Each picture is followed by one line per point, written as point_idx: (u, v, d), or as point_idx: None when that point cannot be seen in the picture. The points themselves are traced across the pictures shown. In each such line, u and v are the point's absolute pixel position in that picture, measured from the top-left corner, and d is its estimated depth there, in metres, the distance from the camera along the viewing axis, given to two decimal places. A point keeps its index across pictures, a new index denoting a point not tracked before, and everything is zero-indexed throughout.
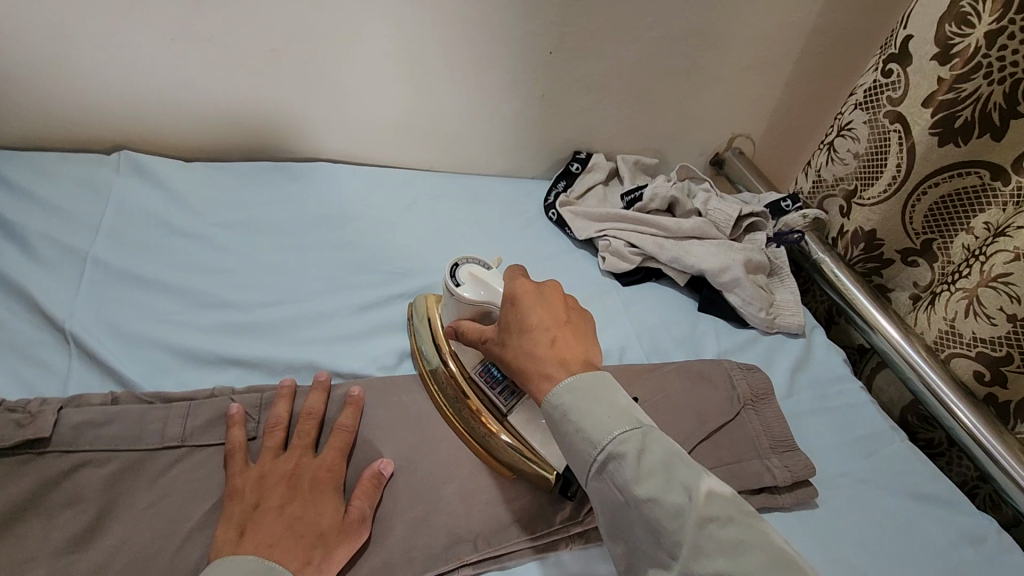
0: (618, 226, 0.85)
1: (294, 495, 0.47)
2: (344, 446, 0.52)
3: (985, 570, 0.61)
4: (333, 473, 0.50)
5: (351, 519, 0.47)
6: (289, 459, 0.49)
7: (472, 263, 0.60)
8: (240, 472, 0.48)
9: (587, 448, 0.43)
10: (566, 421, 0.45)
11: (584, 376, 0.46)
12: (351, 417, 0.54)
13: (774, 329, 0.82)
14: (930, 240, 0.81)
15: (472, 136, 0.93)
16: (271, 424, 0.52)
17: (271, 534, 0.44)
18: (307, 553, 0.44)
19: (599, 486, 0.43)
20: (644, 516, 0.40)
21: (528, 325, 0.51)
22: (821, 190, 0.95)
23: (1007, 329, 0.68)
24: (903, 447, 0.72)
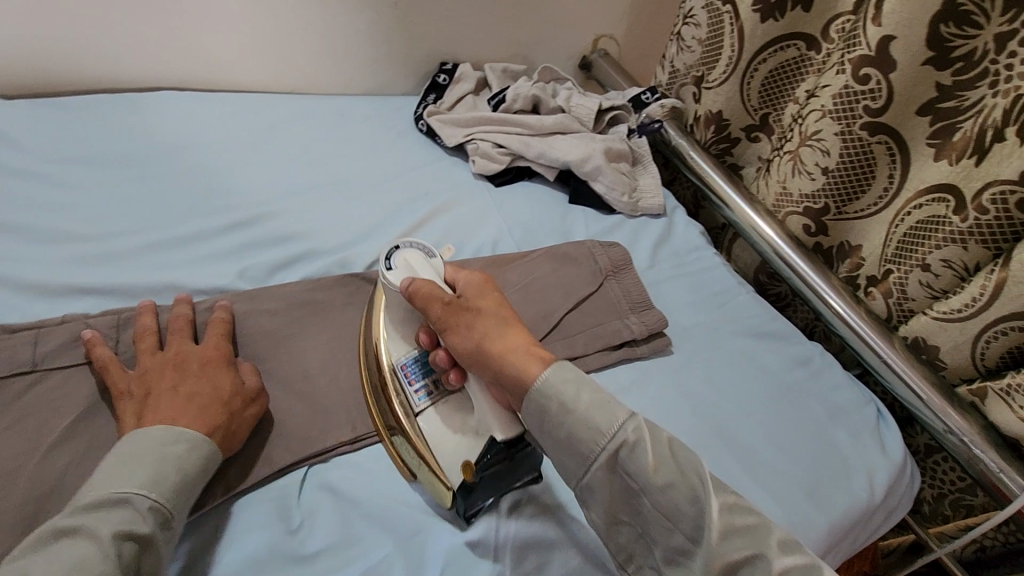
0: (484, 129, 0.88)
1: (182, 375, 0.51)
2: (222, 334, 0.56)
3: (807, 384, 0.73)
4: (219, 353, 0.54)
5: (247, 390, 0.52)
6: (171, 349, 0.53)
7: (409, 249, 0.60)
8: (122, 377, 0.50)
9: (595, 439, 0.45)
10: (564, 415, 0.46)
11: (561, 370, 0.48)
12: (223, 314, 0.58)
13: (638, 212, 0.89)
14: (767, 114, 0.89)
15: (331, 52, 0.91)
16: (141, 331, 0.54)
17: (173, 409, 0.48)
18: (213, 425, 0.48)
19: (606, 481, 0.45)
20: (654, 503, 0.43)
21: (496, 321, 0.53)
22: (676, 80, 1.01)
23: (823, 182, 0.78)
24: (749, 298, 0.82)
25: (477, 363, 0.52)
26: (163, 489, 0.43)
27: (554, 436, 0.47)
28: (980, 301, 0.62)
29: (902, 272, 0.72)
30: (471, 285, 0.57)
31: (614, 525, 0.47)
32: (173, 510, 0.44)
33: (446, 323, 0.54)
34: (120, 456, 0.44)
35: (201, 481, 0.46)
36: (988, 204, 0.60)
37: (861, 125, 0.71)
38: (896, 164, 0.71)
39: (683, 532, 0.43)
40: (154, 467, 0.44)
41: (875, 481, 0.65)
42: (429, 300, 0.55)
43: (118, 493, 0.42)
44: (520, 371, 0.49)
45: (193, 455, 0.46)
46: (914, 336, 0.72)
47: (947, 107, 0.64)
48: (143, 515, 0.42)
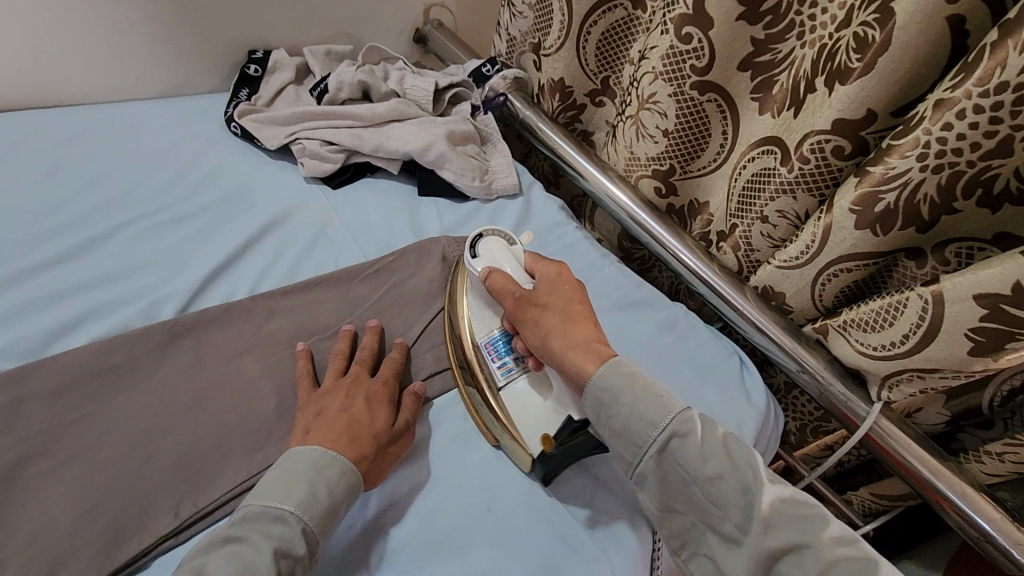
0: (310, 125, 0.78)
1: (349, 404, 0.52)
2: (395, 370, 0.57)
3: (677, 347, 0.74)
4: (384, 388, 0.55)
5: (398, 428, 0.53)
6: (348, 378, 0.55)
7: (495, 236, 0.63)
8: (309, 394, 0.53)
9: (648, 431, 0.48)
10: (616, 405, 0.50)
11: (617, 370, 0.51)
12: (401, 351, 0.60)
13: (492, 195, 0.84)
14: (606, 77, 0.88)
15: (102, 51, 0.76)
16: (335, 354, 0.57)
17: (332, 433, 0.49)
18: (361, 454, 0.49)
19: (655, 472, 0.48)
20: (704, 493, 0.46)
21: (566, 314, 0.57)
22: (515, 49, 0.96)
23: (665, 143, 0.77)
24: (614, 268, 0.81)
25: (545, 353, 0.55)
26: (315, 509, 0.45)
27: (608, 424, 0.50)
28: (814, 247, 0.64)
29: (745, 225, 0.73)
30: (551, 276, 0.60)
31: (668, 513, 0.50)
32: (323, 532, 0.45)
33: (516, 312, 0.57)
34: (282, 474, 0.46)
35: (349, 504, 0.47)
36: (809, 153, 0.62)
37: (691, 85, 0.71)
38: (727, 120, 0.72)
39: (734, 523, 0.45)
40: (307, 487, 0.45)
41: (745, 431, 0.67)
42: (503, 291, 0.58)
43: (275, 510, 0.44)
44: (579, 365, 0.53)
45: (343, 480, 0.47)
46: (762, 286, 0.75)
47: (763, 61, 0.66)
48: (297, 534, 0.43)
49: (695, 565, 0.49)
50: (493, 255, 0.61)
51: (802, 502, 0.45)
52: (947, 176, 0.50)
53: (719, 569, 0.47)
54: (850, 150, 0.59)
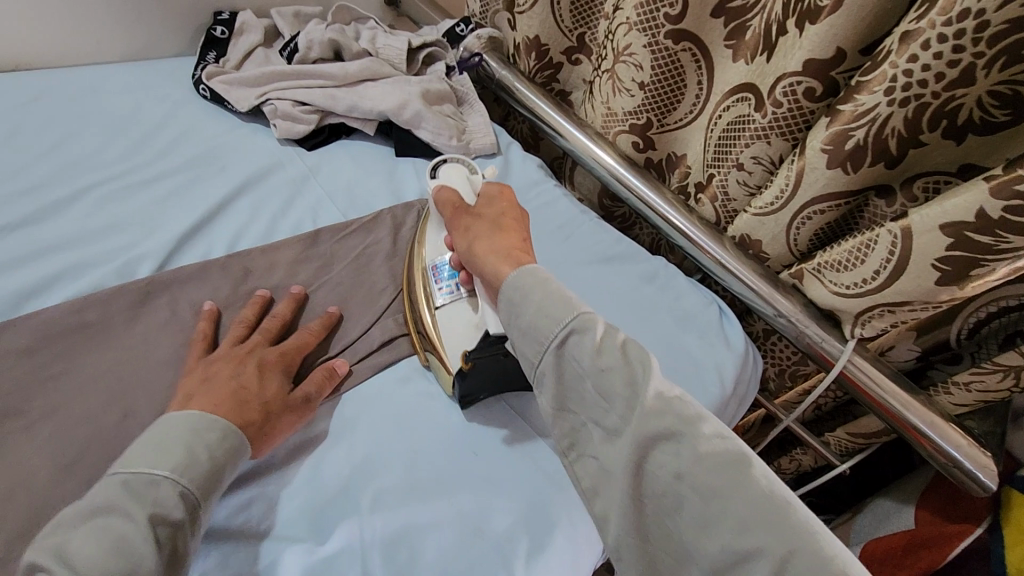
0: (281, 86, 0.76)
1: (243, 369, 0.50)
2: (302, 344, 0.55)
3: (657, 297, 0.75)
4: (283, 359, 0.53)
5: (295, 399, 0.51)
6: (245, 346, 0.52)
7: (454, 164, 0.66)
8: (200, 357, 0.51)
9: (549, 327, 0.47)
10: (524, 306, 0.49)
11: (529, 273, 0.50)
12: (320, 324, 0.58)
13: (471, 155, 0.83)
14: (582, 34, 0.87)
15: (59, 12, 0.73)
16: (237, 322, 0.55)
17: (215, 398, 0.47)
18: (248, 419, 0.47)
19: (552, 369, 0.47)
20: (595, 387, 0.44)
21: (493, 230, 0.57)
22: (489, 8, 0.95)
23: (641, 96, 0.77)
24: (593, 224, 0.81)
25: (472, 261, 0.56)
26: (195, 471, 0.42)
27: (515, 326, 0.49)
28: (788, 191, 0.65)
29: (722, 175, 0.74)
30: (494, 199, 0.61)
31: (562, 414, 0.47)
32: (206, 495, 0.42)
33: (453, 223, 0.60)
34: (154, 439, 0.43)
35: (233, 470, 0.45)
36: (781, 97, 0.63)
37: (665, 34, 0.70)
38: (702, 69, 0.73)
39: (619, 414, 0.43)
40: (186, 448, 0.43)
41: (726, 376, 0.69)
42: (448, 204, 0.61)
43: (149, 475, 0.41)
44: (495, 272, 0.53)
45: (226, 441, 0.44)
46: (740, 235, 0.76)
47: (736, 7, 0.66)
48: (175, 499, 0.40)
49: (581, 466, 0.46)
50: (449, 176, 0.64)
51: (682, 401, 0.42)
52: (914, 109, 0.51)
53: (602, 463, 0.44)
54: (821, 91, 0.60)
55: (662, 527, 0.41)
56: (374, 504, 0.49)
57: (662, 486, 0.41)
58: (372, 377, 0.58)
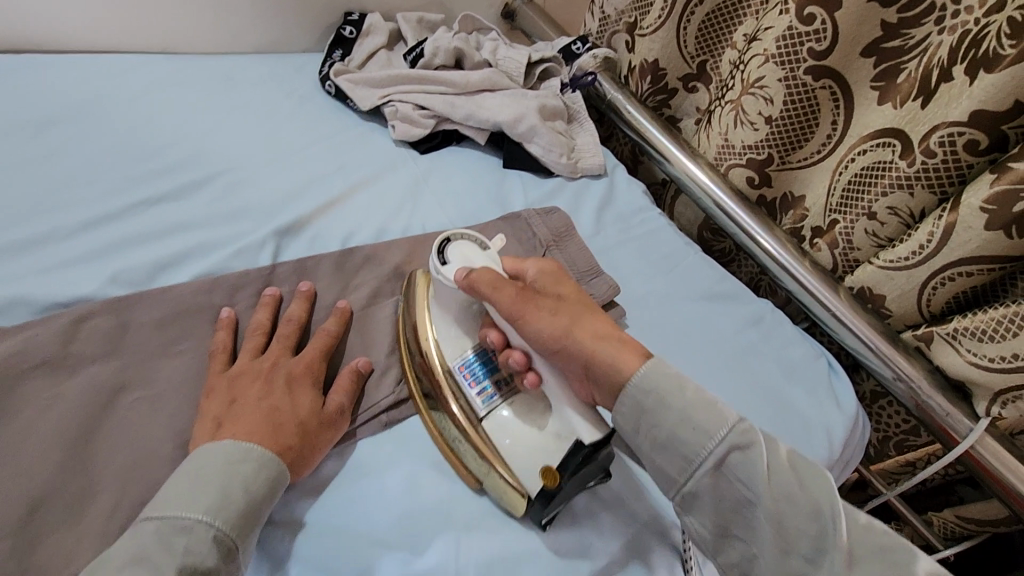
0: (403, 88, 0.78)
1: (271, 391, 0.46)
2: (325, 348, 0.51)
3: (761, 343, 0.71)
4: (309, 371, 0.49)
5: (329, 412, 0.47)
6: (266, 359, 0.48)
7: (461, 239, 0.54)
8: (219, 371, 0.47)
9: (700, 442, 0.43)
10: (665, 419, 0.45)
11: (651, 376, 0.46)
12: (334, 323, 0.53)
13: (577, 174, 0.82)
14: (704, 62, 0.85)
15: (210, 1, 0.77)
16: (252, 330, 0.51)
17: (249, 425, 0.43)
18: (285, 443, 0.43)
19: (709, 490, 0.43)
20: (720, 476, 0.43)
21: (580, 302, 0.53)
22: (608, 28, 0.94)
23: (766, 131, 0.74)
24: (696, 257, 0.78)
25: (563, 348, 0.49)
26: (230, 512, 0.39)
27: (649, 435, 0.45)
28: (929, 247, 0.61)
29: (848, 221, 0.70)
30: (535, 278, 0.55)
31: (687, 497, 0.44)
32: (241, 538, 0.39)
33: (519, 312, 0.49)
34: (189, 475, 0.40)
35: (269, 506, 0.41)
36: (935, 147, 0.58)
37: (806, 70, 0.67)
38: (839, 109, 0.69)
39: (746, 499, 0.42)
40: (220, 489, 0.39)
41: (834, 439, 0.64)
42: (494, 287, 0.50)
43: (181, 519, 0.38)
44: (623, 367, 0.47)
45: (261, 473, 0.41)
46: (859, 287, 0.71)
47: (892, 47, 0.62)
48: (210, 545, 0.37)
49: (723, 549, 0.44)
50: (459, 263, 0.52)
51: (882, 532, 0.40)
52: None
53: (734, 535, 0.43)
54: (986, 145, 0.56)
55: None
56: (467, 520, 0.47)
57: (796, 524, 0.40)
58: None
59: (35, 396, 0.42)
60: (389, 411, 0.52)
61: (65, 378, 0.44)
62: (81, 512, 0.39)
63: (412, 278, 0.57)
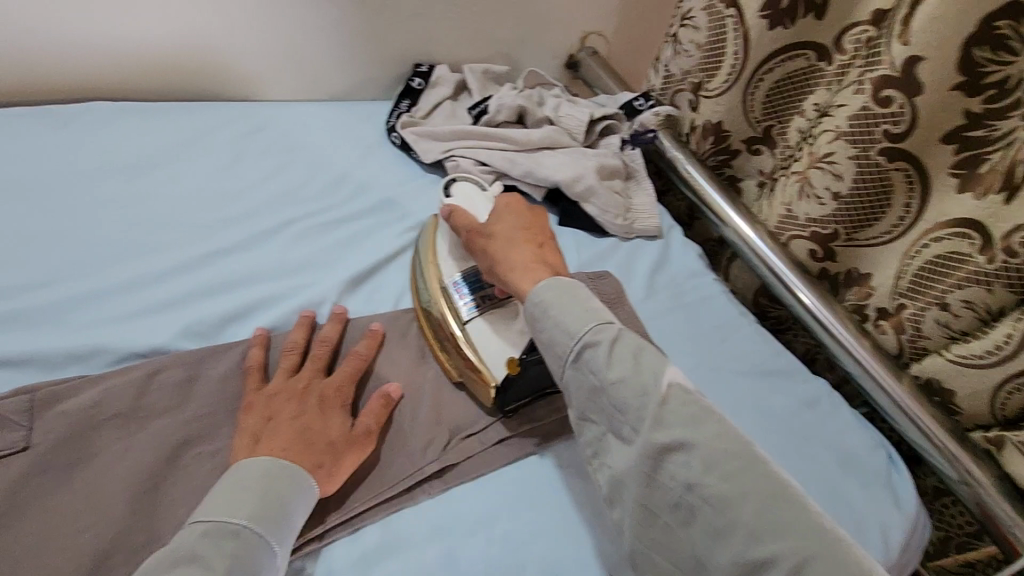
0: (466, 143, 0.79)
1: (304, 409, 0.48)
2: (357, 371, 0.53)
3: (817, 428, 0.68)
4: (340, 392, 0.51)
5: (356, 432, 0.49)
6: (301, 379, 0.51)
7: (463, 181, 0.67)
8: (256, 390, 0.50)
9: (565, 340, 0.49)
10: (545, 318, 0.51)
11: (548, 287, 0.52)
12: (367, 347, 0.56)
13: (632, 235, 0.82)
14: (769, 127, 0.82)
15: (290, 53, 0.82)
16: (289, 348, 0.53)
17: (281, 440, 0.45)
18: (314, 462, 0.46)
19: (573, 381, 0.49)
20: (611, 401, 0.46)
21: (511, 226, 0.59)
22: (671, 86, 0.93)
23: (833, 206, 0.72)
24: (750, 329, 0.76)
25: (488, 264, 0.57)
26: (269, 519, 0.41)
27: (538, 331, 0.51)
28: (1007, 348, 0.58)
29: (918, 308, 0.67)
30: (505, 202, 0.61)
31: (583, 421, 0.48)
32: (278, 540, 0.41)
33: (467, 235, 0.59)
34: (227, 484, 0.42)
35: (302, 511, 0.43)
36: (1018, 246, 0.56)
37: (879, 151, 0.65)
38: (914, 192, 0.65)
39: (630, 423, 0.45)
40: (260, 496, 0.41)
41: (891, 539, 0.60)
42: (461, 221, 0.60)
43: (227, 524, 0.40)
44: (519, 282, 0.54)
45: (295, 486, 0.43)
46: (926, 377, 0.67)
47: (975, 136, 0.59)
48: (252, 548, 0.39)
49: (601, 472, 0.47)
50: (458, 196, 0.65)
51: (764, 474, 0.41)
52: None
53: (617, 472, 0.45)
54: None
55: (667, 507, 0.42)
56: None
57: (672, 470, 0.42)
58: (516, 462, 0.55)
59: (107, 448, 0.45)
60: (432, 480, 0.52)
61: (137, 431, 0.46)
62: None
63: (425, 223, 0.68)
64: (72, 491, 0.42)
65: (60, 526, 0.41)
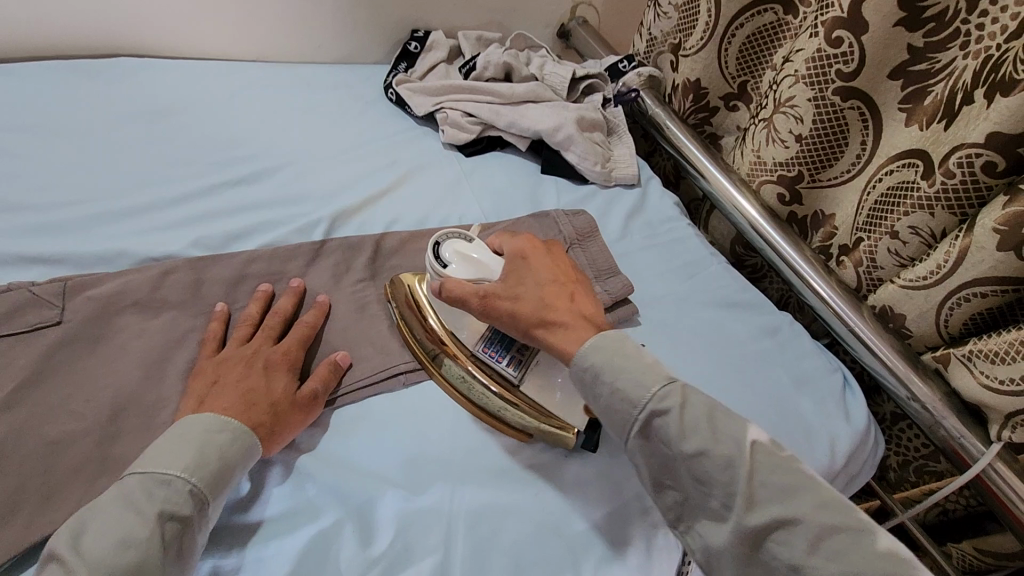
0: (456, 98, 0.86)
1: (249, 372, 0.51)
2: (304, 337, 0.55)
3: (776, 353, 0.72)
4: (286, 360, 0.53)
5: (301, 396, 0.51)
6: (250, 345, 0.53)
7: (452, 239, 0.60)
8: (207, 358, 0.52)
9: (628, 409, 0.50)
10: (602, 384, 0.51)
11: (605, 338, 0.53)
12: (314, 316, 0.58)
13: (611, 182, 0.87)
14: (744, 82, 0.88)
15: (297, 17, 0.89)
16: (241, 320, 0.56)
17: (225, 403, 0.48)
18: (257, 419, 0.48)
19: (642, 448, 0.50)
20: (689, 470, 0.48)
21: (538, 277, 0.58)
22: (654, 48, 0.99)
23: (796, 149, 0.76)
24: (720, 267, 0.81)
25: (527, 322, 0.56)
26: (204, 471, 0.43)
27: (598, 395, 0.52)
28: (946, 268, 0.62)
29: (872, 240, 0.71)
30: (518, 254, 0.60)
31: (662, 487, 0.50)
32: (213, 495, 0.43)
33: (487, 299, 0.56)
34: (169, 438, 0.44)
35: (242, 469, 0.45)
36: (954, 168, 0.60)
37: (835, 91, 0.69)
38: (868, 130, 0.70)
39: (717, 501, 0.47)
40: (197, 450, 0.44)
41: (837, 447, 0.64)
42: (464, 294, 0.57)
43: (161, 474, 0.42)
44: (565, 342, 0.55)
45: (235, 442, 0.45)
46: (881, 306, 0.72)
47: (919, 70, 0.63)
48: (185, 497, 0.42)
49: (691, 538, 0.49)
50: (457, 263, 0.59)
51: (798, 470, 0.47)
52: None
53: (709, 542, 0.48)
54: (1004, 167, 0.57)
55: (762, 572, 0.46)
56: (466, 475, 0.52)
57: (764, 532, 0.45)
58: None
59: (127, 329, 0.52)
60: (408, 373, 0.58)
61: (150, 316, 0.54)
62: (150, 425, 0.48)
63: (394, 278, 0.64)
64: (93, 360, 0.50)
65: (84, 384, 0.48)
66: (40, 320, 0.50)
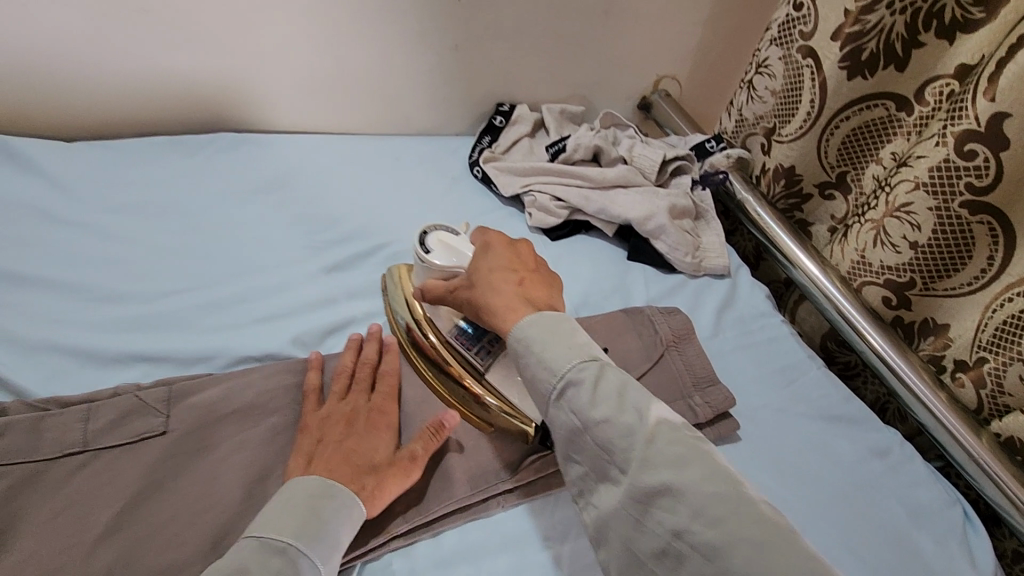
0: (544, 179, 0.85)
1: (350, 430, 0.52)
2: (394, 392, 0.57)
3: (889, 479, 0.67)
4: (384, 416, 0.54)
5: (399, 456, 0.51)
6: (349, 403, 0.54)
7: (440, 230, 0.61)
8: (311, 411, 0.53)
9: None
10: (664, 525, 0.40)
11: (542, 316, 0.49)
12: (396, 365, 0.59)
13: (700, 272, 0.84)
14: (844, 172, 0.83)
15: (389, 93, 0.90)
16: (337, 372, 0.57)
17: (334, 462, 0.49)
18: (362, 480, 0.48)
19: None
20: None
21: (489, 267, 0.54)
22: (744, 129, 0.96)
23: (910, 256, 0.72)
24: (820, 373, 0.76)
25: (476, 310, 0.54)
26: (315, 539, 0.43)
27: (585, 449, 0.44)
28: None
29: (1000, 363, 0.66)
30: (486, 240, 0.57)
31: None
32: (324, 561, 0.44)
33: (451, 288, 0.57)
34: (277, 505, 0.45)
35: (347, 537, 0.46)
36: None
37: (961, 203, 0.65)
38: (998, 246, 0.65)
39: None
40: (307, 517, 0.44)
41: None
42: (435, 290, 0.58)
43: (274, 542, 0.43)
44: (501, 321, 0.51)
45: (341, 509, 0.46)
46: (1008, 435, 0.66)
47: None
48: (299, 565, 0.42)
49: None
50: (437, 249, 0.59)
51: None
52: None
53: None
54: None
55: None
56: None
57: None
58: None
59: (228, 440, 0.51)
60: (505, 494, 0.55)
61: (252, 425, 0.52)
62: None
63: (386, 271, 0.69)
64: (195, 475, 0.48)
65: (186, 504, 0.47)
66: (146, 430, 0.49)
